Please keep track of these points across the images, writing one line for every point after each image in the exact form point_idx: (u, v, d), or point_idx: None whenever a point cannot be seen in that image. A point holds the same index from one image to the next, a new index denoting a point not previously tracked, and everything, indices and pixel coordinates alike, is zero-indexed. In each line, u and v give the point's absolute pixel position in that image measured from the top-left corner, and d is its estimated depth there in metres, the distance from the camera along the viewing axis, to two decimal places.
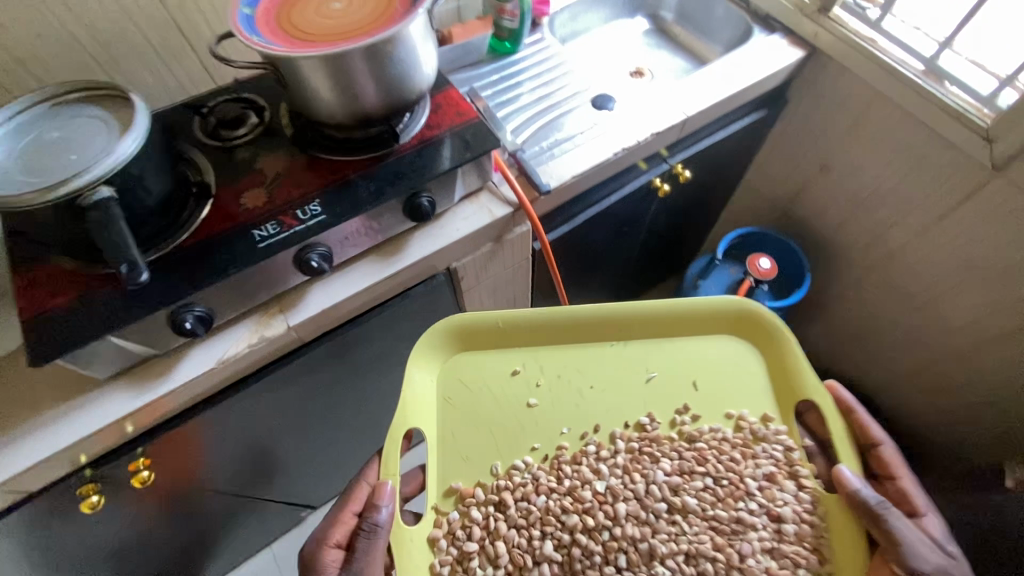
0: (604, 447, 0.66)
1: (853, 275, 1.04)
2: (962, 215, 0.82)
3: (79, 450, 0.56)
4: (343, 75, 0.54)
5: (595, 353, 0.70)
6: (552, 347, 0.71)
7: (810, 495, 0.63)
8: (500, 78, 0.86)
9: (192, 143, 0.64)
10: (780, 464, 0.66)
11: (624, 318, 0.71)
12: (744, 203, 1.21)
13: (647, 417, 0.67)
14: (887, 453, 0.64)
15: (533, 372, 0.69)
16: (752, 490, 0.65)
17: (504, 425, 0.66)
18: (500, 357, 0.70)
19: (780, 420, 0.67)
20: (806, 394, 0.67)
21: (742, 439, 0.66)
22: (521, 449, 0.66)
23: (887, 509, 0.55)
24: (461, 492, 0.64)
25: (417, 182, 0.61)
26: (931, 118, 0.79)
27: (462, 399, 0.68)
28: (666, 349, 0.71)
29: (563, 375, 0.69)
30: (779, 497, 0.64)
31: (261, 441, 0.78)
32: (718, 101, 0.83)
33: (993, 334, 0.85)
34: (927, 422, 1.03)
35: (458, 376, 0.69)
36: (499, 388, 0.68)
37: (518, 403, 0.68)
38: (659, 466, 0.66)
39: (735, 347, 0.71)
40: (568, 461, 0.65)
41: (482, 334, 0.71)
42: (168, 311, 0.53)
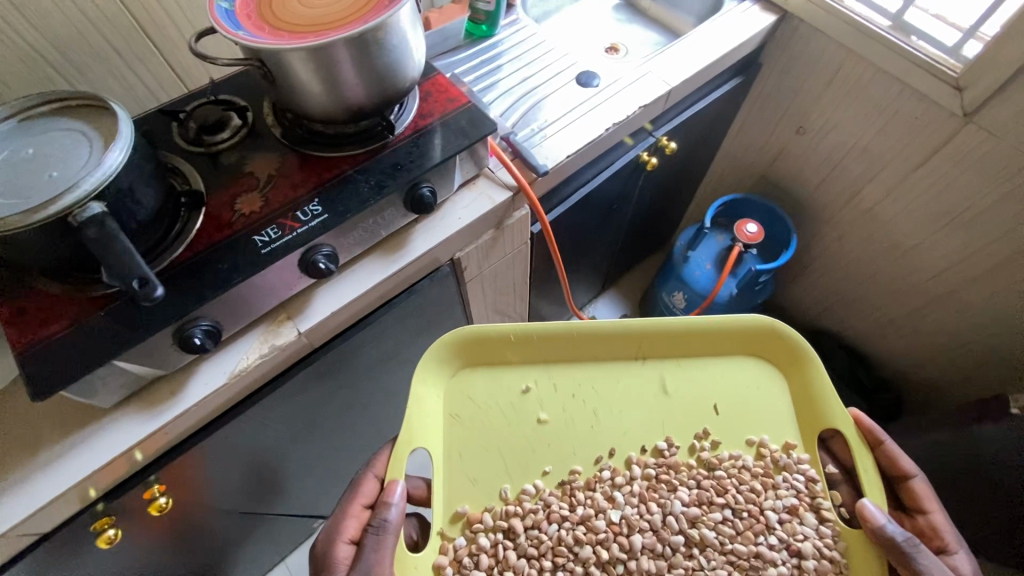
0: (620, 472, 0.66)
1: (834, 231, 1.07)
2: (935, 164, 0.85)
3: (91, 484, 0.54)
4: (337, 67, 0.52)
5: (616, 372, 0.70)
6: (571, 366, 0.70)
7: (831, 529, 0.64)
8: (481, 63, 0.84)
9: (173, 151, 0.60)
10: (802, 496, 0.66)
11: (649, 337, 0.70)
12: (723, 170, 1.24)
13: (666, 443, 0.67)
14: (918, 486, 0.64)
15: (547, 390, 0.68)
16: (772, 523, 0.66)
17: (513, 446, 0.66)
18: (512, 372, 0.69)
19: (801, 448, 0.67)
20: (827, 423, 0.66)
21: (763, 468, 0.67)
22: (532, 473, 0.65)
23: (914, 547, 0.55)
24: (468, 517, 0.63)
25: (417, 173, 0.59)
26: (903, 72, 0.82)
27: (470, 415, 0.67)
28: (690, 371, 0.70)
29: (579, 395, 0.68)
30: (798, 531, 0.65)
31: (274, 453, 0.76)
32: (699, 70, 0.84)
33: (972, 273, 0.89)
34: (913, 364, 1.08)
35: (467, 393, 0.68)
36: (510, 407, 0.67)
37: (530, 420, 0.67)
38: (676, 495, 0.66)
39: (758, 372, 0.71)
40: (582, 487, 0.65)
41: (492, 348, 0.69)
42: (175, 326, 0.51)
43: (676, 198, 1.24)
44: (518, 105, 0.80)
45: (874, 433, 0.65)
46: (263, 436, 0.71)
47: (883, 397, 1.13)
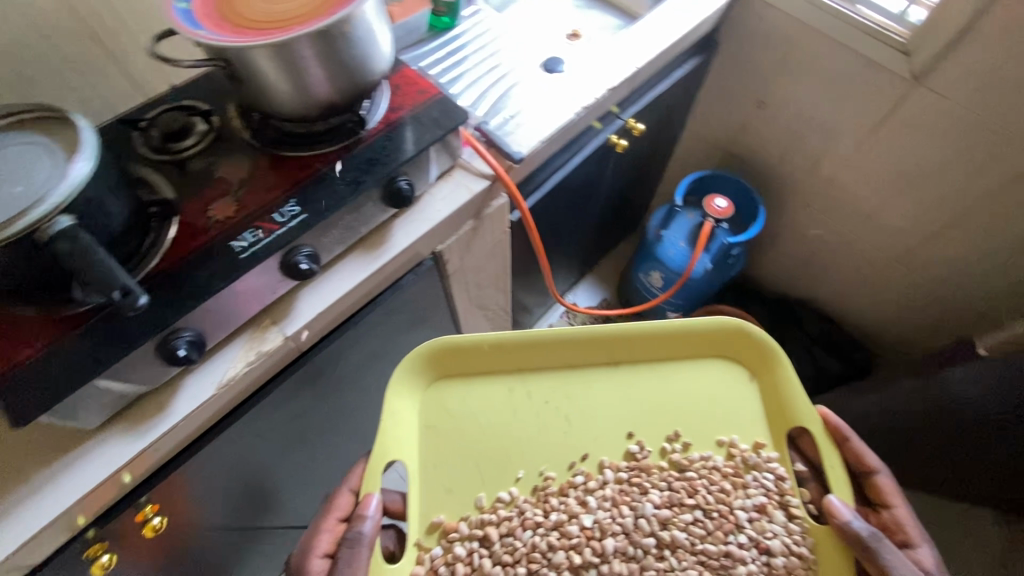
0: (593, 477, 0.66)
1: (799, 200, 1.11)
2: (889, 128, 0.89)
3: (80, 511, 0.52)
4: (303, 64, 0.51)
5: (589, 377, 0.70)
6: (545, 373, 0.70)
7: (799, 526, 0.65)
8: (446, 55, 0.84)
9: (138, 161, 0.59)
10: (771, 494, 0.67)
11: (620, 341, 0.70)
12: (689, 148, 1.26)
13: (637, 445, 0.67)
14: (882, 481, 0.65)
15: (522, 398, 0.68)
16: (742, 522, 0.66)
17: (489, 454, 0.66)
18: (486, 381, 0.69)
19: (771, 446, 0.67)
20: (797, 421, 0.66)
21: (733, 467, 0.67)
22: (506, 480, 0.65)
23: (878, 541, 0.55)
24: (445, 527, 0.63)
25: (393, 167, 0.59)
26: (853, 41, 0.85)
27: (445, 426, 0.67)
28: (661, 374, 0.70)
29: (552, 401, 0.68)
30: (768, 529, 0.65)
31: (267, 464, 0.75)
32: (661, 51, 0.86)
33: (931, 229, 0.94)
34: (882, 322, 1.13)
35: (441, 403, 0.68)
36: (486, 416, 0.67)
37: (505, 429, 0.67)
38: (647, 498, 0.67)
39: (729, 373, 0.71)
40: (555, 492, 0.65)
41: (466, 357, 0.69)
42: (156, 340, 0.50)
43: (645, 179, 1.27)
44: (486, 95, 0.79)
45: (841, 430, 0.64)
46: (255, 447, 0.70)
47: (857, 354, 1.16)
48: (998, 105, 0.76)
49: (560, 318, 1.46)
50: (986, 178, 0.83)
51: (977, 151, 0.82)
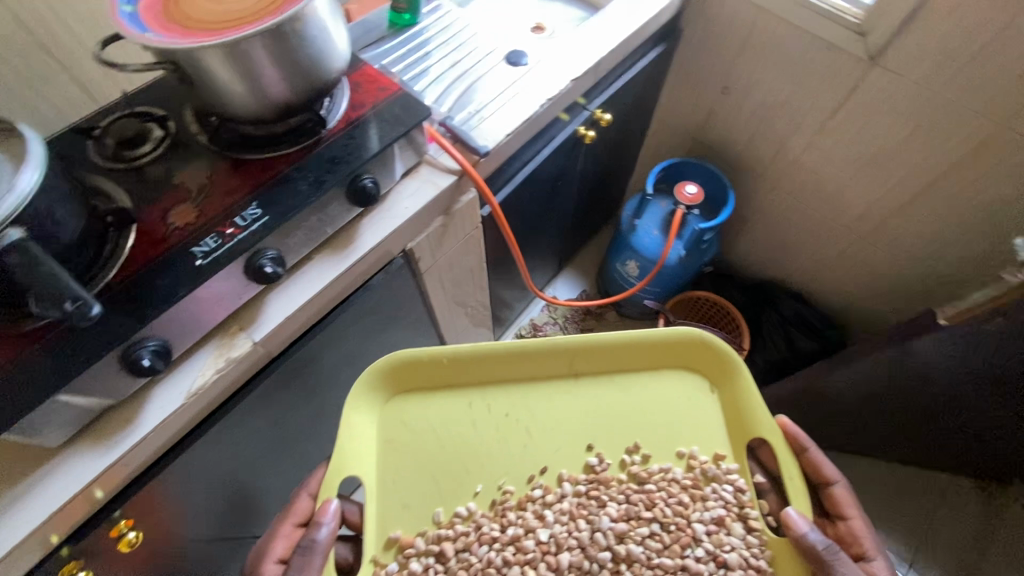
0: (552, 490, 0.67)
1: (767, 183, 1.13)
2: (848, 109, 0.91)
3: (50, 530, 0.51)
4: (253, 65, 0.50)
5: (550, 389, 0.71)
6: (507, 387, 0.71)
7: (758, 538, 0.65)
8: (408, 52, 0.84)
9: (91, 169, 0.57)
10: (730, 506, 0.67)
11: (582, 354, 0.71)
12: (659, 137, 1.28)
13: (596, 458, 0.67)
14: (839, 493, 0.67)
15: (482, 412, 0.69)
16: (700, 536, 0.66)
17: (449, 470, 0.66)
18: (448, 396, 0.70)
19: (731, 458, 0.68)
20: (756, 431, 0.67)
21: (692, 480, 0.67)
22: (464, 495, 0.65)
23: (835, 555, 0.56)
24: (401, 542, 0.63)
25: (356, 164, 0.59)
26: (811, 24, 0.87)
27: (405, 441, 0.67)
28: (621, 387, 0.71)
29: (513, 414, 0.69)
30: (726, 542, 0.65)
31: (245, 473, 0.74)
32: (623, 40, 0.86)
33: (895, 206, 0.96)
34: (854, 299, 1.16)
35: (402, 418, 0.68)
36: (447, 431, 0.68)
37: (466, 445, 0.67)
38: (604, 512, 0.67)
39: (689, 383, 0.71)
40: (513, 506, 0.66)
41: (427, 372, 0.69)
42: (119, 350, 0.49)
43: (618, 170, 1.28)
44: (450, 91, 0.79)
45: (800, 440, 0.67)
46: (232, 457, 0.69)
47: (830, 332, 1.18)
48: (951, 81, 0.78)
49: (541, 312, 1.46)
50: (944, 154, 0.85)
51: (934, 127, 0.83)
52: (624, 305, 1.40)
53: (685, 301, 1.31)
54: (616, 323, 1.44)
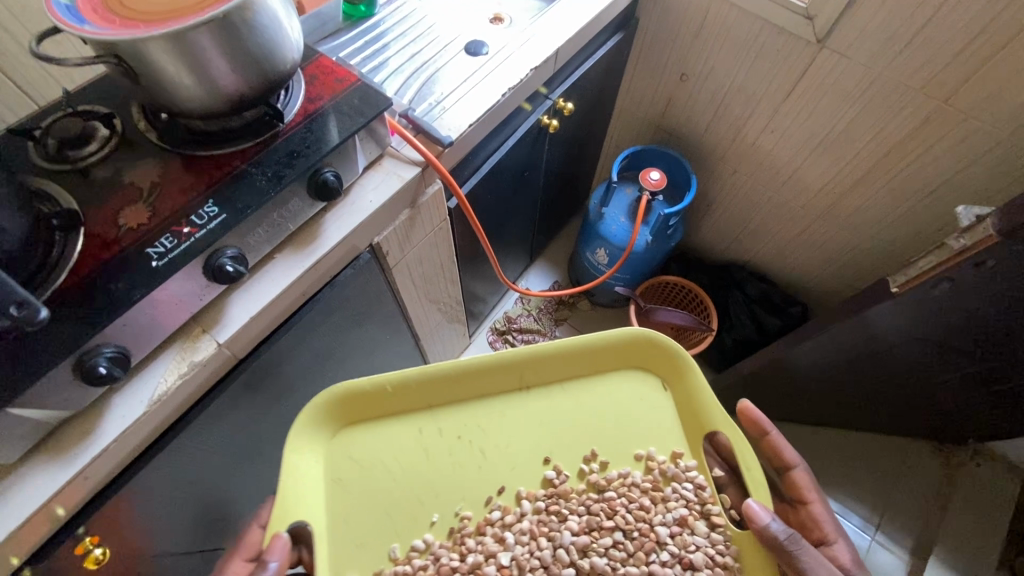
0: (510, 510, 0.67)
1: (727, 166, 1.16)
2: (800, 91, 0.94)
3: (9, 551, 0.48)
4: (200, 58, 0.48)
5: (502, 405, 0.70)
6: (456, 407, 0.70)
7: (722, 534, 0.67)
8: (366, 44, 0.83)
9: (32, 173, 0.54)
10: (692, 505, 0.69)
11: (531, 366, 0.71)
12: (622, 124, 1.29)
13: (554, 471, 0.68)
14: (799, 476, 0.71)
15: (433, 437, 0.68)
16: (664, 539, 0.68)
17: (404, 497, 0.65)
18: (395, 424, 0.68)
19: (688, 455, 0.70)
20: (709, 424, 0.69)
21: (652, 482, 0.68)
22: (420, 527, 0.64)
23: (795, 543, 0.57)
24: None
25: (315, 158, 0.57)
26: (761, 8, 0.89)
27: (353, 477, 0.65)
28: (575, 395, 0.71)
29: (465, 436, 0.68)
30: (690, 542, 0.67)
31: (217, 482, 0.72)
32: (581, 28, 0.87)
33: (848, 182, 1.00)
34: (814, 276, 1.20)
35: (348, 453, 0.66)
36: (398, 459, 0.66)
37: (419, 471, 0.66)
38: (566, 526, 0.67)
39: (641, 383, 0.73)
40: (472, 532, 0.65)
41: (371, 400, 0.67)
42: (75, 357, 0.47)
43: (583, 159, 1.29)
44: (411, 82, 0.78)
45: (762, 423, 0.71)
46: (202, 466, 0.67)
47: (794, 309, 1.21)
48: (895, 60, 0.81)
49: (514, 305, 1.46)
50: (891, 131, 0.89)
51: (881, 105, 0.87)
52: (596, 293, 1.42)
53: (655, 286, 1.33)
54: (588, 311, 1.46)
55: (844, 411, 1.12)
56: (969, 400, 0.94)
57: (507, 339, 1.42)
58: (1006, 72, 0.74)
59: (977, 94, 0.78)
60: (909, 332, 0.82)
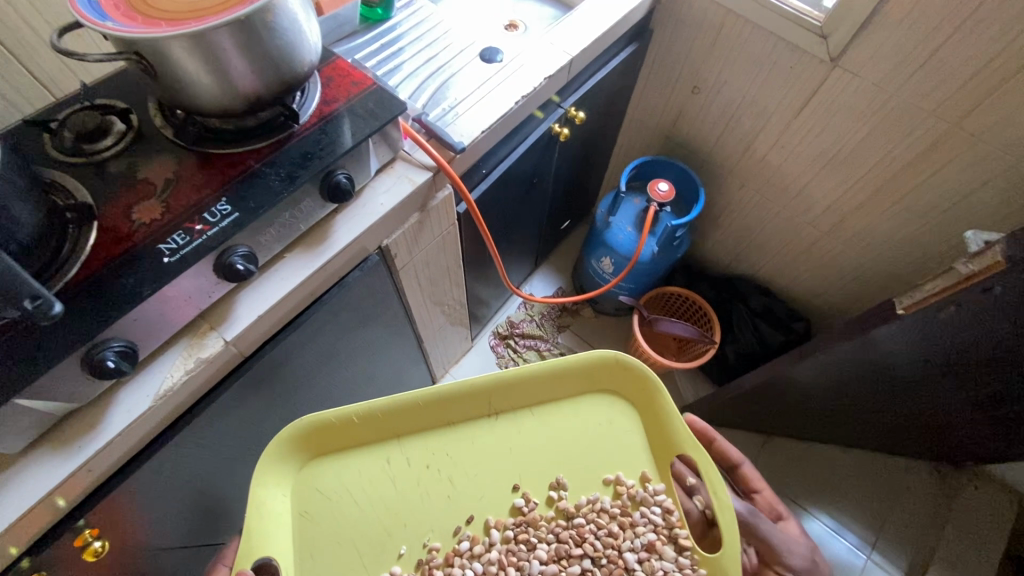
0: (479, 540, 0.66)
1: (735, 180, 1.16)
2: (811, 109, 0.94)
3: (11, 540, 0.49)
4: (216, 56, 0.48)
5: (471, 432, 0.70)
6: (424, 435, 0.69)
7: (690, 559, 0.68)
8: (381, 47, 0.83)
9: (48, 165, 0.55)
10: (660, 530, 0.69)
11: (499, 392, 0.70)
12: (632, 134, 1.30)
13: (523, 499, 0.67)
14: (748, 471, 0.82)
15: (400, 467, 0.67)
16: (632, 565, 0.69)
17: (369, 530, 0.63)
18: (361, 456, 0.67)
19: (657, 478, 0.70)
20: (677, 449, 0.69)
21: (620, 507, 0.69)
22: (388, 559, 0.63)
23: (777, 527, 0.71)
24: None
25: (329, 161, 0.57)
26: (776, 25, 0.89)
27: (320, 511, 0.64)
28: (544, 419, 0.71)
29: (433, 464, 0.67)
30: (656, 567, 0.68)
31: (217, 479, 0.72)
32: (596, 39, 0.87)
33: (857, 202, 1.00)
34: (818, 292, 1.20)
35: (314, 486, 0.65)
36: (364, 490, 0.65)
37: (388, 500, 0.65)
38: (534, 554, 0.68)
39: (608, 407, 0.72)
40: (440, 564, 0.64)
41: (335, 431, 0.66)
42: (83, 349, 0.47)
43: (591, 167, 1.29)
44: (424, 87, 0.79)
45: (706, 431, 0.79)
46: (204, 462, 0.67)
47: (797, 325, 1.22)
48: (907, 81, 0.81)
49: (517, 309, 1.46)
50: (901, 152, 0.89)
51: (891, 126, 0.87)
52: (599, 301, 1.42)
53: (658, 297, 1.33)
54: (591, 319, 1.46)
55: (845, 429, 1.12)
56: (971, 424, 0.94)
57: (509, 344, 1.42)
58: (1017, 100, 0.74)
59: (988, 119, 0.78)
60: (912, 354, 0.82)
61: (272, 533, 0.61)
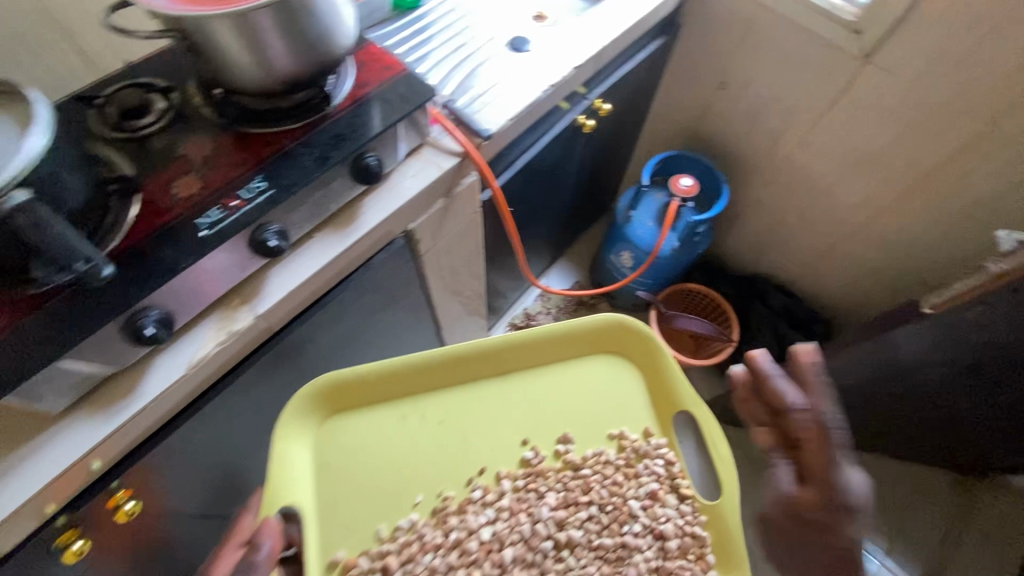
0: (491, 489, 0.70)
1: (760, 177, 1.15)
2: (840, 107, 0.93)
3: (49, 497, 0.51)
4: (256, 38, 0.50)
5: (481, 392, 0.72)
6: (436, 394, 0.71)
7: (690, 506, 0.73)
8: (411, 34, 0.85)
9: (95, 140, 0.57)
10: (662, 479, 0.74)
11: (507, 354, 0.72)
12: (657, 129, 1.29)
13: (531, 452, 0.71)
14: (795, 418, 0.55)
15: (415, 423, 0.69)
16: (635, 511, 0.75)
17: (386, 482, 0.67)
18: (378, 411, 0.69)
19: (658, 433, 0.73)
20: (678, 405, 0.71)
21: (624, 459, 0.73)
22: (405, 507, 0.67)
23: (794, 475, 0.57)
24: (344, 563, 0.64)
25: (359, 143, 0.59)
26: (808, 20, 0.88)
27: (341, 464, 0.67)
28: (550, 380, 0.73)
29: (446, 421, 0.70)
30: (660, 514, 0.74)
31: (241, 451, 0.74)
32: (625, 30, 0.87)
33: (884, 202, 0.98)
34: (840, 294, 1.19)
35: (336, 441, 0.68)
36: (381, 443, 0.68)
37: (402, 455, 0.68)
38: (543, 501, 0.74)
39: (612, 367, 0.74)
40: (455, 511, 0.69)
41: (351, 389, 0.68)
42: (125, 314, 0.49)
43: (613, 163, 1.30)
44: (453, 74, 0.80)
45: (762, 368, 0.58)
46: (230, 433, 0.69)
47: (817, 326, 1.21)
48: (942, 79, 0.80)
49: (534, 301, 1.47)
50: (931, 152, 0.88)
51: (923, 125, 0.86)
52: (616, 296, 1.42)
53: (677, 293, 1.33)
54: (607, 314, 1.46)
55: (861, 434, 1.10)
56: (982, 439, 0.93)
57: None
58: None
59: None
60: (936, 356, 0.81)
61: (292, 497, 0.64)
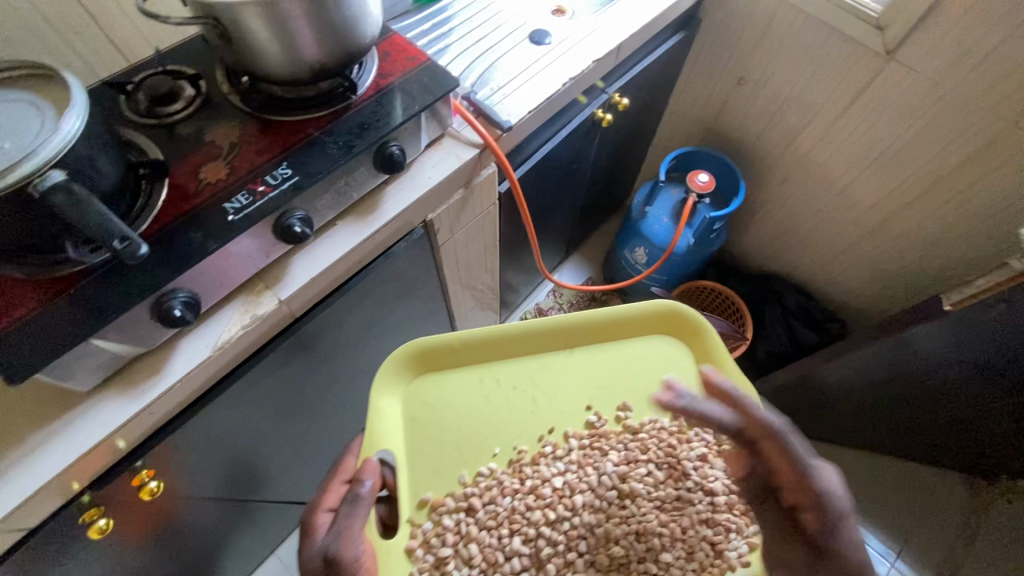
0: (560, 446, 0.70)
1: (777, 175, 1.15)
2: (861, 104, 0.93)
3: (77, 472, 0.52)
4: (284, 26, 0.51)
5: (549, 361, 0.72)
6: (511, 361, 0.72)
7: None
8: (432, 27, 0.85)
9: (124, 125, 0.58)
10: (711, 446, 0.73)
11: (575, 326, 0.73)
12: (673, 126, 1.29)
13: (596, 416, 0.71)
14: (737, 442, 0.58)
15: (492, 386, 0.70)
16: (689, 470, 0.71)
17: (466, 434, 0.68)
18: (461, 373, 0.71)
19: None
20: None
21: (677, 427, 0.72)
22: (483, 456, 0.68)
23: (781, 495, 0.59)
24: (433, 503, 0.66)
25: (383, 132, 0.59)
26: (831, 16, 0.88)
27: (427, 418, 0.68)
28: (610, 353, 0.74)
29: (520, 386, 0.71)
30: (711, 474, 0.71)
31: (260, 435, 0.75)
32: (645, 25, 0.87)
33: (903, 200, 0.98)
34: (855, 293, 1.18)
35: (423, 397, 0.69)
36: (462, 403, 0.69)
37: (478, 413, 0.69)
38: (608, 458, 0.71)
39: (667, 346, 0.74)
40: (529, 463, 0.69)
41: (436, 353, 0.71)
42: (154, 296, 0.50)
43: (629, 159, 1.30)
44: (474, 66, 0.80)
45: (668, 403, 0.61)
46: (250, 417, 0.70)
47: (832, 326, 1.20)
48: (966, 76, 0.80)
49: (547, 296, 1.48)
50: (953, 151, 0.87)
51: (945, 123, 0.85)
52: (629, 293, 1.42)
53: (690, 290, 1.33)
54: None
55: (873, 435, 1.09)
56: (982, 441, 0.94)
57: None
58: None
59: None
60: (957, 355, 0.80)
61: None
